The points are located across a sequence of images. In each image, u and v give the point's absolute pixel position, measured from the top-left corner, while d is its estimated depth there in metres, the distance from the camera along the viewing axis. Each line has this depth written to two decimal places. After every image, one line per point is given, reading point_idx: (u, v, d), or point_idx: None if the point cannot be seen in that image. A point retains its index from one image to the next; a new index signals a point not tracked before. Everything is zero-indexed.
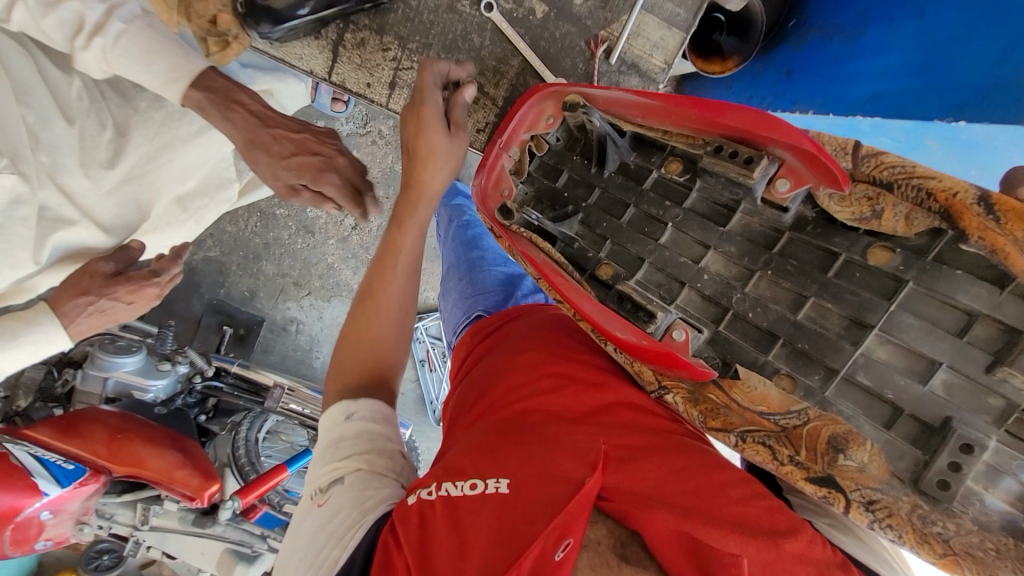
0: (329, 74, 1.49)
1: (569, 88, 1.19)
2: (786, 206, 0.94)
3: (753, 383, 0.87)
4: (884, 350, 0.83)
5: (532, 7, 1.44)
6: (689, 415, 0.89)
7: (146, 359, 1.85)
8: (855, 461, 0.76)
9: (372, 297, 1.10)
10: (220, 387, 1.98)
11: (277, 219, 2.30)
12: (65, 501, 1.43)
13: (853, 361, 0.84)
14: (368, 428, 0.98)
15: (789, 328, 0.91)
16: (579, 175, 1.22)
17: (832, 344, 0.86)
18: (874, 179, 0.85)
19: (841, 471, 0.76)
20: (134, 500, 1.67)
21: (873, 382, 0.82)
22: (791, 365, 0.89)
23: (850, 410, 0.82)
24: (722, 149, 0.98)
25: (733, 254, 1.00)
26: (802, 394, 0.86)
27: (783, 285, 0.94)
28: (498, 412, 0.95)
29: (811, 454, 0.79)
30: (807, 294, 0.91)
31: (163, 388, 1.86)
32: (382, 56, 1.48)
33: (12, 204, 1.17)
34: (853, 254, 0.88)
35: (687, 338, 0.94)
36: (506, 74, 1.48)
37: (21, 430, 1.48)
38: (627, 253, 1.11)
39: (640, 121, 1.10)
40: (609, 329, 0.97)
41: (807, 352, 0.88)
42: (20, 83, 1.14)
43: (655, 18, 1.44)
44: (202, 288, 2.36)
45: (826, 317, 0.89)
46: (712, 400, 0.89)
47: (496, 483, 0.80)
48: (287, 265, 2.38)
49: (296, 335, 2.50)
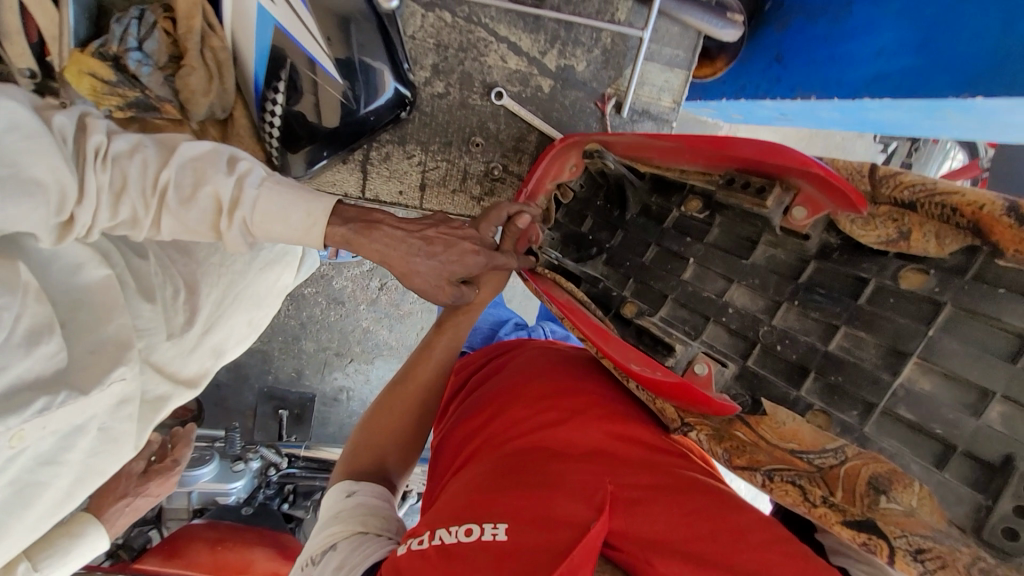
0: (362, 191, 1.60)
1: (589, 137, 1.25)
2: (807, 233, 0.92)
3: (781, 419, 0.81)
4: (928, 380, 0.75)
5: (538, 84, 1.52)
6: (713, 452, 0.85)
7: (221, 464, 2.00)
8: (900, 504, 0.68)
9: (398, 390, 1.19)
10: (295, 472, 2.05)
11: (306, 298, 2.29)
12: None
13: (893, 393, 0.76)
14: (366, 502, 1.01)
15: (823, 360, 0.85)
16: (602, 218, 1.26)
17: (869, 375, 0.80)
18: (896, 200, 0.82)
19: (883, 516, 0.68)
20: None
21: (919, 415, 0.74)
22: (826, 399, 0.82)
23: (894, 448, 0.74)
24: (734, 180, 0.98)
25: (758, 286, 0.97)
26: (839, 431, 0.79)
27: (813, 316, 0.89)
28: (500, 447, 0.94)
29: (848, 495, 0.71)
30: (838, 323, 0.86)
31: (242, 488, 1.99)
32: (408, 163, 1.57)
33: (119, 404, 1.07)
34: (884, 279, 0.83)
35: (710, 372, 0.91)
36: (526, 149, 1.58)
37: (132, 565, 1.55)
38: (651, 291, 1.10)
39: (657, 162, 1.15)
40: (624, 360, 0.95)
41: (842, 384, 0.82)
42: (142, 284, 1.13)
43: (657, 64, 1.53)
44: (251, 380, 2.36)
45: (861, 347, 0.82)
46: (738, 438, 0.84)
47: (494, 530, 0.78)
48: (325, 338, 2.36)
49: (347, 403, 2.46)
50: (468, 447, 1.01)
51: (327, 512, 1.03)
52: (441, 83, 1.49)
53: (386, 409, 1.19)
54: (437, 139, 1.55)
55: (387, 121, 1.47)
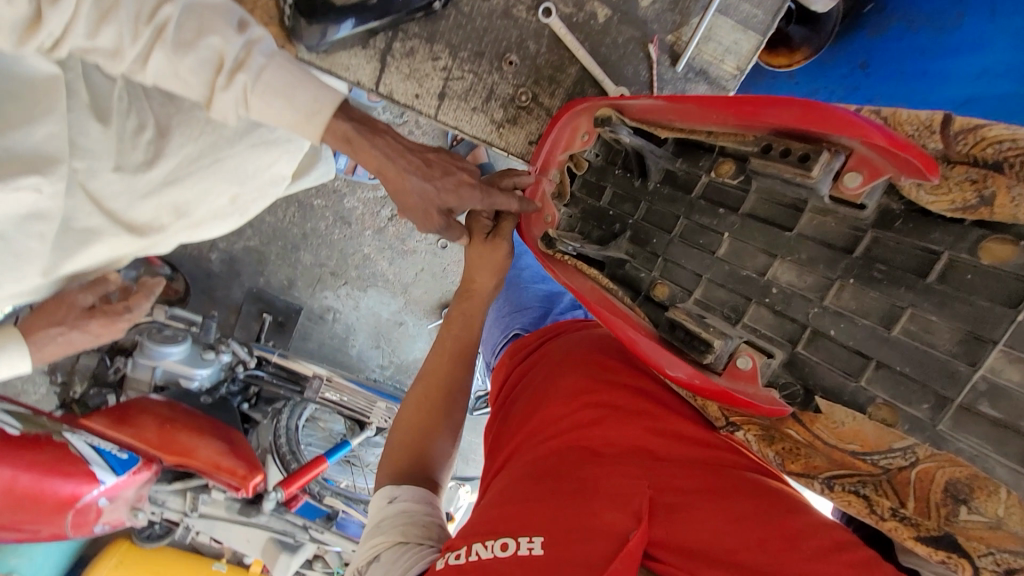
0: (376, 84, 1.44)
1: (601, 101, 1.12)
2: (862, 204, 0.79)
3: (839, 419, 0.76)
4: (1018, 371, 0.65)
5: (593, 11, 1.38)
6: (765, 452, 0.82)
7: (191, 348, 2.07)
8: (983, 513, 0.64)
9: (425, 385, 1.22)
10: (262, 375, 2.14)
11: (314, 209, 2.32)
12: (120, 489, 1.67)
13: (973, 386, 0.68)
14: (411, 509, 1.04)
15: (886, 345, 0.76)
16: (622, 190, 1.14)
17: (942, 364, 0.71)
18: (975, 160, 0.69)
19: (964, 530, 0.66)
20: (183, 489, 1.84)
21: (1005, 411, 0.66)
22: (891, 391, 0.74)
23: (974, 448, 0.66)
24: (772, 147, 0.86)
25: (805, 261, 0.87)
26: (908, 428, 0.71)
27: (871, 294, 0.80)
28: (534, 451, 0.93)
29: (921, 507, 0.69)
30: (902, 304, 0.76)
31: (207, 376, 2.05)
32: (432, 65, 1.42)
33: (26, 218, 0.97)
34: (959, 253, 0.72)
35: (755, 365, 0.85)
36: (563, 82, 1.41)
37: (80, 422, 1.70)
38: (683, 271, 1.01)
39: (680, 125, 1.01)
40: (664, 367, 0.88)
41: (909, 375, 0.74)
42: (98, 105, 1.04)
43: (729, 19, 1.37)
44: (242, 277, 2.42)
45: (932, 331, 0.73)
46: (793, 439, 0.81)
47: (530, 543, 0.77)
48: (324, 255, 2.38)
49: (332, 323, 2.49)
50: (506, 448, 1.01)
51: (372, 517, 1.08)
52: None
53: (414, 401, 1.21)
54: (468, 45, 1.40)
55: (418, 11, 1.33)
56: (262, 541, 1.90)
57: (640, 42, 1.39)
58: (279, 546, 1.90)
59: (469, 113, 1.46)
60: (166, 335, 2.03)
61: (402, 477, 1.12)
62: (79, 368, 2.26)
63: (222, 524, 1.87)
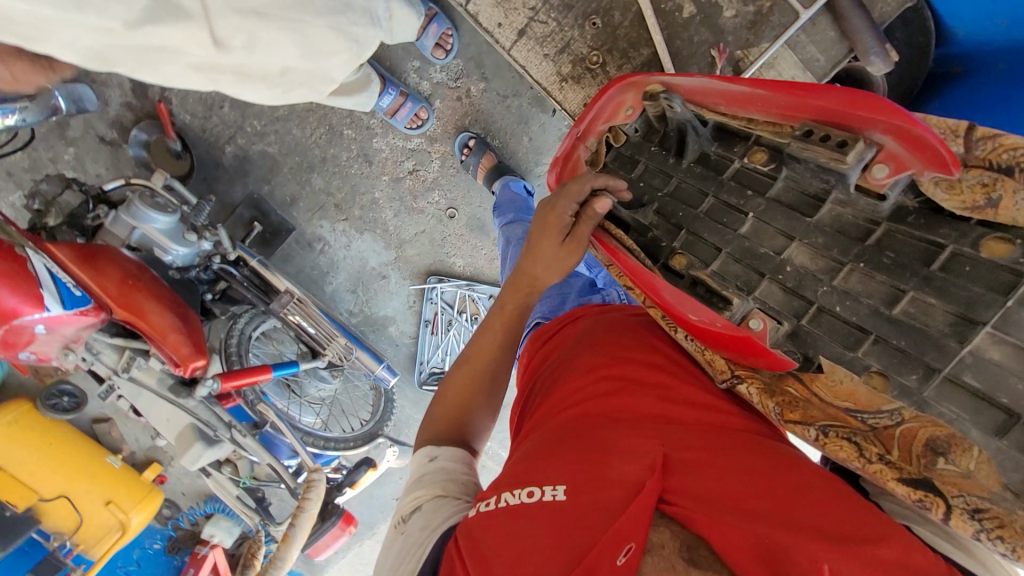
0: (465, 2, 1.63)
1: (651, 78, 1.18)
2: (885, 194, 0.89)
3: (838, 377, 0.82)
4: (999, 351, 0.74)
5: (680, 5, 1.53)
6: (764, 405, 0.84)
7: (179, 222, 1.72)
8: (956, 466, 0.69)
9: (474, 357, 1.19)
10: (235, 275, 1.86)
11: (342, 138, 2.24)
12: (62, 323, 1.32)
13: (960, 361, 0.76)
14: (449, 467, 1.05)
15: (885, 322, 0.84)
16: (656, 165, 1.22)
17: (935, 341, 0.79)
18: (991, 164, 0.78)
19: (940, 476, 0.69)
20: (124, 346, 1.51)
21: (984, 384, 0.74)
22: (886, 363, 0.82)
23: (952, 413, 0.75)
24: (813, 133, 0.94)
25: (820, 245, 0.95)
26: (896, 393, 0.80)
27: (877, 278, 0.88)
28: (557, 415, 0.99)
29: (904, 454, 0.73)
30: (905, 288, 0.84)
31: (183, 256, 1.75)
32: (522, 3, 1.62)
33: None
34: (962, 247, 0.81)
35: (765, 327, 0.91)
36: (634, 59, 1.62)
37: (45, 245, 1.44)
38: (704, 244, 1.08)
39: (724, 109, 1.10)
40: (681, 312, 0.94)
41: (903, 351, 0.82)
42: None
43: (794, 56, 1.51)
44: (248, 177, 2.26)
45: (928, 313, 0.81)
46: (790, 393, 0.84)
47: (553, 491, 0.83)
48: (335, 185, 2.30)
49: (319, 254, 2.39)
50: (534, 419, 1.05)
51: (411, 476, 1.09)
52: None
53: (448, 385, 1.19)
54: None
55: None
56: (181, 425, 1.65)
57: (710, 46, 1.53)
58: (195, 435, 1.65)
59: (541, 58, 1.66)
60: (159, 201, 1.66)
61: (438, 438, 1.12)
62: (59, 204, 1.69)
63: (150, 395, 1.61)
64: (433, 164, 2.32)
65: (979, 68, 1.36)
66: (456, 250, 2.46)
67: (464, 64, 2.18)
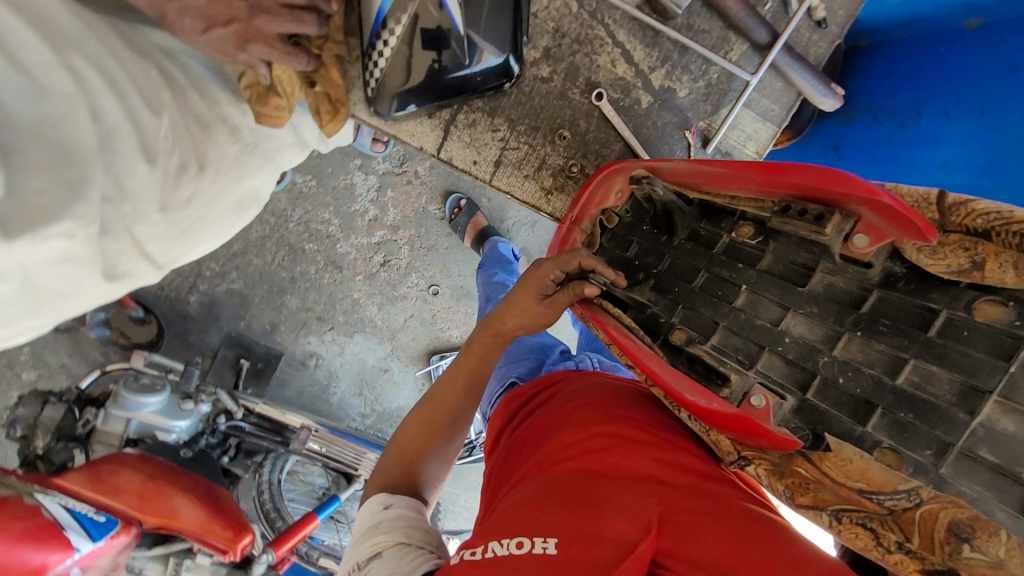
0: (438, 150, 1.62)
1: (635, 163, 1.26)
2: (870, 262, 0.90)
3: (848, 456, 0.79)
4: (1010, 421, 0.70)
5: (637, 97, 1.59)
6: (775, 490, 0.83)
7: (168, 399, 1.91)
8: (986, 554, 0.63)
9: (433, 403, 1.23)
10: (243, 428, 2.03)
11: (305, 253, 2.32)
12: (96, 557, 1.39)
13: (972, 433, 0.72)
14: (408, 514, 1.07)
15: (886, 394, 0.82)
16: (648, 243, 1.26)
17: (943, 413, 0.76)
18: (968, 229, 0.79)
19: (967, 566, 0.64)
20: (165, 553, 1.59)
21: (1001, 458, 0.70)
22: (896, 436, 0.79)
23: (974, 492, 0.70)
24: (789, 208, 0.97)
25: (816, 315, 0.94)
26: (911, 471, 0.76)
27: (876, 347, 0.86)
28: (548, 465, 0.96)
29: (926, 542, 0.68)
30: (905, 355, 0.82)
31: (185, 428, 1.91)
32: (491, 136, 1.62)
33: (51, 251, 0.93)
34: (954, 311, 0.80)
35: (767, 404, 0.89)
36: (608, 156, 1.63)
37: (53, 482, 1.45)
38: (702, 318, 1.09)
39: (706, 189, 1.14)
40: (679, 391, 0.95)
41: (909, 422, 0.79)
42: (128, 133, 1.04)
43: (751, 112, 1.60)
44: (221, 320, 2.35)
45: (933, 382, 0.78)
46: (801, 476, 0.82)
47: (544, 543, 0.80)
48: (311, 299, 2.38)
49: (314, 369, 2.47)
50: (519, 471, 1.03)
51: (365, 521, 1.08)
52: (548, 67, 1.57)
53: (412, 430, 1.22)
54: (526, 120, 1.62)
55: (490, 87, 1.45)
56: None
57: (679, 128, 1.61)
58: None
59: (522, 179, 1.66)
60: (143, 384, 1.86)
61: (395, 485, 1.14)
62: (42, 424, 1.79)
63: None
64: (402, 256, 2.38)
65: (888, 46, 1.59)
66: (448, 323, 2.49)
67: (404, 150, 2.28)
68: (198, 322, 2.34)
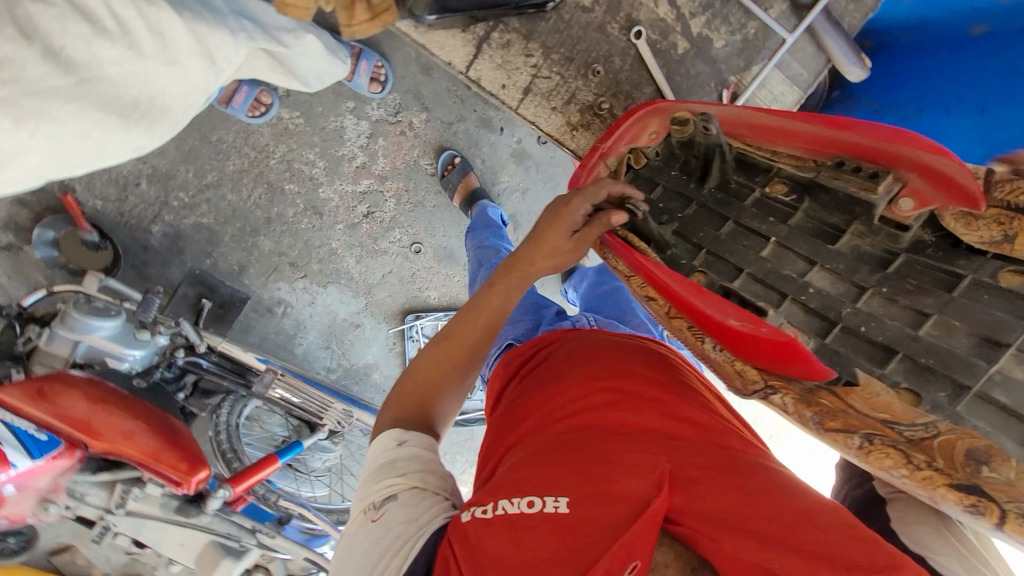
0: (467, 68, 1.57)
1: (680, 106, 1.25)
2: (909, 225, 0.97)
3: (874, 390, 0.85)
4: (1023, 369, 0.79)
5: (675, 42, 1.59)
6: (801, 415, 0.86)
7: (125, 325, 1.73)
8: (1001, 474, 0.71)
9: (452, 339, 1.08)
10: (203, 365, 1.90)
11: (284, 194, 2.09)
12: (32, 477, 1.38)
13: (989, 377, 0.80)
14: (425, 454, 0.96)
15: (909, 345, 0.88)
16: (676, 189, 1.25)
17: (964, 360, 0.83)
18: (1007, 204, 0.88)
19: (987, 483, 0.71)
20: (111, 480, 1.52)
21: (1012, 400, 0.78)
22: (914, 380, 0.85)
23: (984, 427, 0.78)
24: (844, 164, 1.03)
25: (841, 271, 1.00)
26: (929, 408, 0.82)
27: (899, 303, 0.93)
28: (553, 421, 0.94)
29: (949, 461, 0.74)
30: (928, 311, 0.89)
31: (140, 358, 1.74)
32: (524, 60, 1.58)
33: None
34: (981, 275, 0.88)
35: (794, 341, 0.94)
36: (637, 99, 1.62)
37: None
38: (725, 264, 1.11)
39: (750, 141, 1.16)
40: (719, 317, 0.94)
41: (927, 369, 0.85)
42: None
43: (780, 74, 1.63)
44: (185, 255, 2.11)
45: (952, 335, 0.86)
46: (825, 404, 0.86)
47: (555, 501, 0.77)
48: (287, 243, 2.16)
49: (281, 318, 2.25)
50: (521, 424, 1.00)
51: (375, 459, 0.97)
52: None
53: (420, 365, 1.08)
54: (562, 49, 1.58)
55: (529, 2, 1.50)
56: (199, 546, 1.64)
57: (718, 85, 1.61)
58: (219, 552, 1.64)
59: (549, 111, 1.63)
60: (97, 307, 1.69)
61: (408, 421, 1.02)
62: None
63: (154, 524, 1.59)
64: (387, 207, 2.18)
65: None
66: (427, 284, 2.32)
67: (402, 98, 2.06)
68: (158, 253, 2.09)
